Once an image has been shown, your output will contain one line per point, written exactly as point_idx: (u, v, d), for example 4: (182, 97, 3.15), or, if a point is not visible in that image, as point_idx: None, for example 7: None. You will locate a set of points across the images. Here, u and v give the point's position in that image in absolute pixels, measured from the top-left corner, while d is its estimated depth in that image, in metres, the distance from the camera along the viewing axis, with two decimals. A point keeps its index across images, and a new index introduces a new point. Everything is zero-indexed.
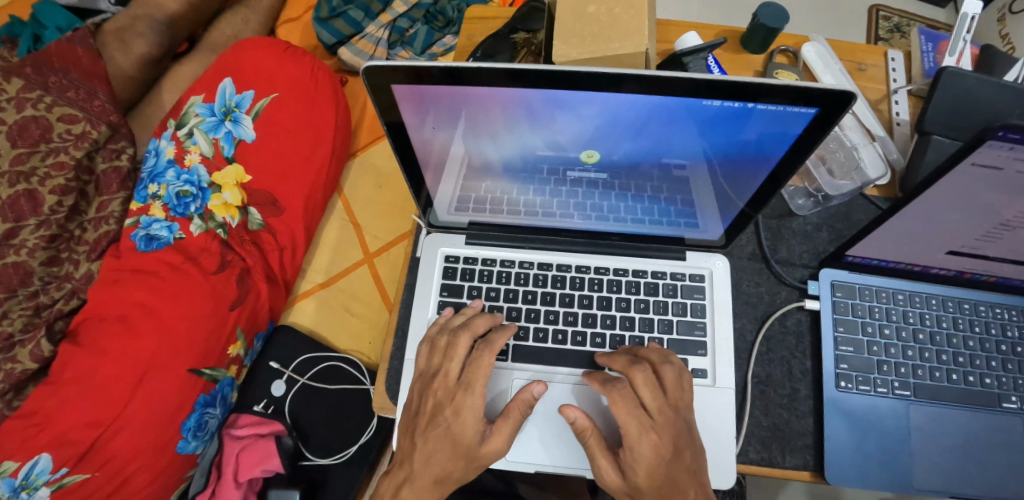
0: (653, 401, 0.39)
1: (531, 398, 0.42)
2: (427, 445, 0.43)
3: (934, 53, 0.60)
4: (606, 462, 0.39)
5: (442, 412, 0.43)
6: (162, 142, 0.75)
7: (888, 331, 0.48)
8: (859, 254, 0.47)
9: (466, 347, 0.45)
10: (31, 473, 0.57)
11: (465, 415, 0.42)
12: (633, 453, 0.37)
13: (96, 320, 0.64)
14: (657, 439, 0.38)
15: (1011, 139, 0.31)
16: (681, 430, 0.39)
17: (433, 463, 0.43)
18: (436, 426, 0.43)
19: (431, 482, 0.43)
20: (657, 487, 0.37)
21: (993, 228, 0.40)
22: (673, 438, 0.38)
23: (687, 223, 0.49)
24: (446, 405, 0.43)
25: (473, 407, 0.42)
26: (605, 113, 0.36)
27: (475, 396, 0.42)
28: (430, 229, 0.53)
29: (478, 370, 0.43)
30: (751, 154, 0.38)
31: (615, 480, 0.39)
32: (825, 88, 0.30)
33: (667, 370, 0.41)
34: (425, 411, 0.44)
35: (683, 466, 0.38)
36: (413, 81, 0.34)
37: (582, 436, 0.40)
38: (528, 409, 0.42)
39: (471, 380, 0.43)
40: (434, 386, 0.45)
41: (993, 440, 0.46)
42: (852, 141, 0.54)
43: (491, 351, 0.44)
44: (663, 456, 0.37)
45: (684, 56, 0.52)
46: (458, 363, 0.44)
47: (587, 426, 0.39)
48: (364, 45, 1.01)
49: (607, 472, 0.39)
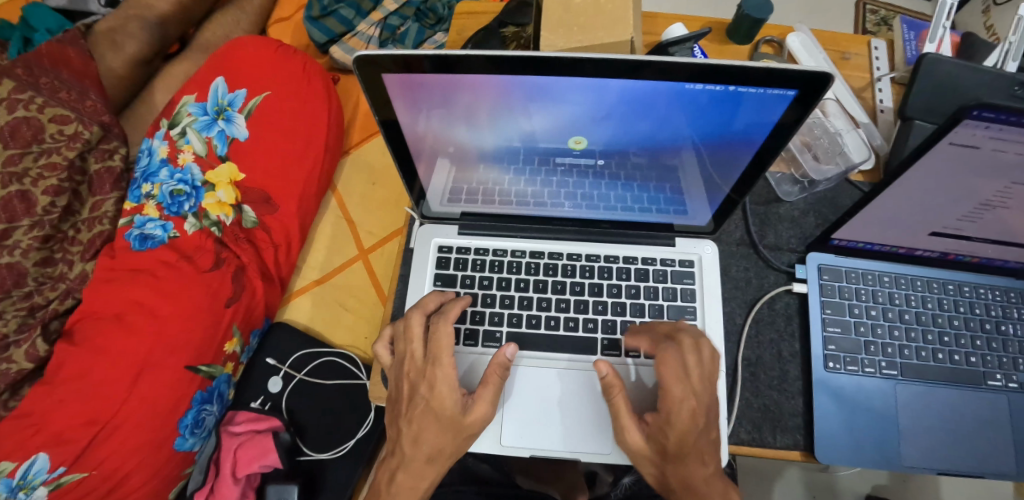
0: (693, 368, 0.40)
1: (506, 360, 0.43)
2: (413, 427, 0.44)
3: (915, 41, 0.61)
4: (632, 424, 0.40)
5: (418, 391, 0.44)
6: (155, 141, 0.75)
7: (874, 312, 0.49)
8: (844, 237, 0.47)
9: (421, 325, 0.45)
10: (28, 474, 0.57)
11: (440, 387, 0.42)
12: (669, 416, 0.38)
13: (91, 319, 0.64)
14: (695, 404, 0.39)
15: (987, 118, 0.32)
16: (712, 401, 0.40)
17: (422, 442, 0.44)
18: (416, 405, 0.44)
19: (425, 461, 0.44)
20: (683, 452, 0.38)
21: (974, 208, 0.41)
22: (707, 407, 0.40)
23: (675, 210, 0.50)
24: (421, 383, 0.44)
25: (445, 379, 0.42)
26: (592, 101, 0.36)
27: (444, 369, 0.42)
28: (423, 220, 0.54)
29: (439, 343, 0.43)
30: (735, 141, 0.39)
31: (637, 440, 0.40)
32: (805, 69, 0.31)
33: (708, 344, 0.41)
34: (403, 395, 0.45)
35: (708, 437, 0.40)
36: (403, 70, 0.34)
37: (609, 393, 0.41)
38: (505, 371, 0.43)
39: (435, 355, 0.43)
40: (405, 369, 0.45)
41: (977, 417, 0.47)
42: (835, 127, 0.55)
43: (446, 321, 0.44)
44: (697, 425, 0.38)
45: (670, 47, 0.53)
46: (420, 343, 0.44)
47: (615, 383, 0.40)
48: (355, 43, 1.02)
49: (632, 434, 0.40)
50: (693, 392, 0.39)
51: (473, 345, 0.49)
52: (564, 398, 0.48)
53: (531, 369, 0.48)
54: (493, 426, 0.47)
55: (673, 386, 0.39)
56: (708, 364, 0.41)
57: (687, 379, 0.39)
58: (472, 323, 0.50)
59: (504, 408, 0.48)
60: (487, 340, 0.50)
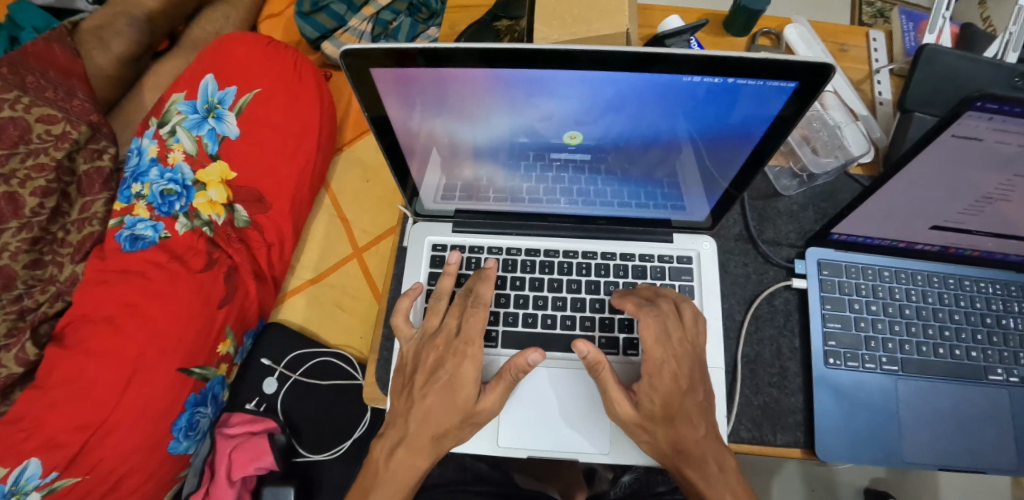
0: (675, 333, 0.43)
1: (525, 364, 0.41)
2: (426, 402, 0.44)
3: (914, 33, 0.60)
4: (620, 395, 0.41)
5: (443, 365, 0.45)
6: (144, 140, 0.73)
7: (875, 308, 0.48)
8: (844, 232, 0.47)
9: (462, 305, 0.47)
10: (20, 479, 0.56)
11: (465, 368, 0.44)
12: (653, 383, 0.41)
13: (81, 322, 0.63)
14: (676, 367, 0.42)
15: (990, 109, 0.31)
16: (696, 366, 0.43)
17: (430, 419, 0.44)
18: (437, 381, 0.44)
19: (430, 438, 0.44)
20: (672, 413, 0.41)
21: (975, 201, 0.40)
22: (689, 370, 0.43)
23: (672, 206, 0.49)
24: (447, 359, 0.45)
25: (471, 359, 0.44)
26: (586, 94, 0.35)
27: (474, 351, 0.44)
28: (417, 218, 0.53)
29: (475, 324, 0.45)
30: (733, 135, 0.39)
31: (628, 412, 0.41)
32: (804, 60, 0.30)
33: (687, 307, 0.45)
34: (425, 367, 0.45)
35: (694, 400, 0.42)
36: (392, 63, 0.33)
37: (595, 371, 0.41)
38: (521, 374, 0.42)
39: (467, 336, 0.45)
40: (434, 342, 0.46)
41: (978, 412, 0.46)
42: (835, 120, 0.54)
43: (482, 305, 0.46)
44: (681, 385, 0.42)
45: (666, 38, 0.52)
46: (456, 320, 0.46)
47: (599, 360, 0.41)
48: (347, 39, 1.01)
49: (620, 404, 0.41)
50: (673, 356, 0.42)
51: None
52: (567, 395, 0.47)
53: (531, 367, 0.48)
54: (490, 426, 0.47)
55: (652, 353, 0.42)
56: (688, 326, 0.44)
57: (663, 344, 0.42)
58: None
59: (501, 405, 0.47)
60: (483, 340, 0.49)
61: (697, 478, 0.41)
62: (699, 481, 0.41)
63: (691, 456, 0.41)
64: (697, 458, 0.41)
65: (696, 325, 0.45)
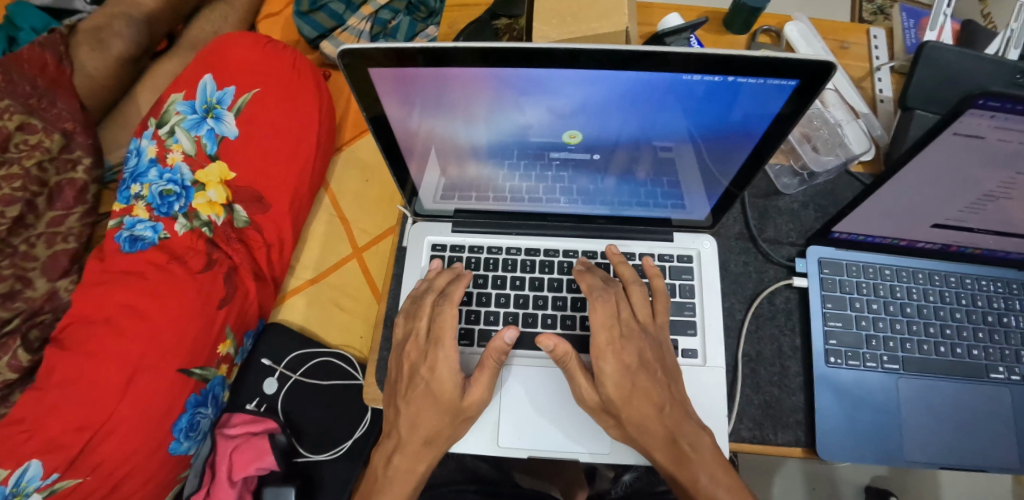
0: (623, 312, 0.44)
1: (503, 344, 0.43)
2: (411, 408, 0.44)
3: (915, 30, 0.60)
4: (585, 381, 0.42)
5: (418, 372, 0.45)
6: (143, 141, 0.74)
7: (876, 306, 0.48)
8: (845, 230, 0.47)
9: (431, 305, 0.46)
10: (21, 481, 0.56)
11: (441, 370, 0.43)
12: (600, 365, 0.42)
13: (81, 324, 0.63)
14: (620, 348, 0.42)
15: (992, 107, 0.31)
16: (649, 345, 0.44)
17: (419, 425, 0.44)
18: (416, 386, 0.44)
19: (421, 444, 0.44)
20: (627, 394, 0.41)
21: (977, 199, 0.40)
22: (638, 351, 0.43)
23: (673, 205, 0.49)
24: (421, 365, 0.44)
25: (445, 361, 0.43)
26: (585, 93, 0.35)
27: (445, 352, 0.43)
28: (416, 218, 0.53)
29: (443, 324, 0.44)
30: (735, 133, 0.38)
31: (592, 396, 0.42)
32: (807, 57, 0.30)
33: (636, 289, 0.47)
34: (403, 375, 0.45)
35: (651, 379, 0.43)
36: (390, 62, 0.33)
37: (563, 361, 0.42)
38: (503, 356, 0.43)
39: (437, 336, 0.44)
40: (407, 349, 0.46)
41: (980, 410, 0.46)
42: (835, 118, 0.54)
43: (451, 303, 0.45)
44: (631, 366, 0.42)
45: (666, 36, 0.51)
46: (426, 321, 0.46)
47: (566, 350, 0.41)
48: (345, 38, 1.01)
49: (585, 390, 0.42)
50: (620, 335, 0.43)
51: (468, 344, 0.48)
52: (568, 393, 0.47)
53: (529, 367, 0.48)
54: (490, 426, 0.47)
55: (598, 334, 0.43)
56: (637, 307, 0.46)
57: (608, 325, 0.43)
58: (467, 323, 0.49)
59: (500, 405, 0.47)
60: (483, 340, 0.49)
61: (667, 461, 0.41)
62: (669, 463, 0.41)
63: (659, 437, 0.41)
64: (664, 439, 0.41)
65: (649, 307, 0.46)
